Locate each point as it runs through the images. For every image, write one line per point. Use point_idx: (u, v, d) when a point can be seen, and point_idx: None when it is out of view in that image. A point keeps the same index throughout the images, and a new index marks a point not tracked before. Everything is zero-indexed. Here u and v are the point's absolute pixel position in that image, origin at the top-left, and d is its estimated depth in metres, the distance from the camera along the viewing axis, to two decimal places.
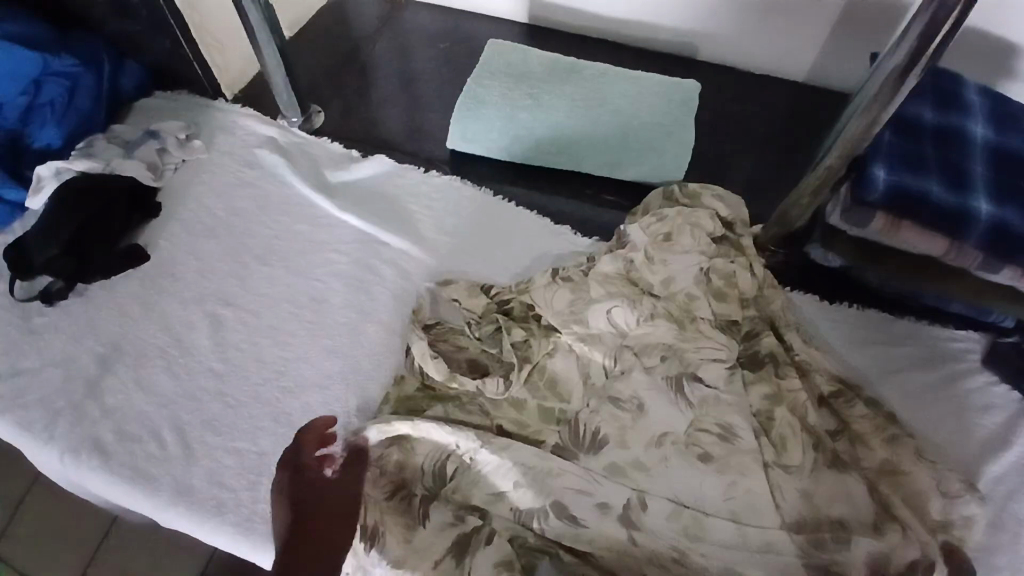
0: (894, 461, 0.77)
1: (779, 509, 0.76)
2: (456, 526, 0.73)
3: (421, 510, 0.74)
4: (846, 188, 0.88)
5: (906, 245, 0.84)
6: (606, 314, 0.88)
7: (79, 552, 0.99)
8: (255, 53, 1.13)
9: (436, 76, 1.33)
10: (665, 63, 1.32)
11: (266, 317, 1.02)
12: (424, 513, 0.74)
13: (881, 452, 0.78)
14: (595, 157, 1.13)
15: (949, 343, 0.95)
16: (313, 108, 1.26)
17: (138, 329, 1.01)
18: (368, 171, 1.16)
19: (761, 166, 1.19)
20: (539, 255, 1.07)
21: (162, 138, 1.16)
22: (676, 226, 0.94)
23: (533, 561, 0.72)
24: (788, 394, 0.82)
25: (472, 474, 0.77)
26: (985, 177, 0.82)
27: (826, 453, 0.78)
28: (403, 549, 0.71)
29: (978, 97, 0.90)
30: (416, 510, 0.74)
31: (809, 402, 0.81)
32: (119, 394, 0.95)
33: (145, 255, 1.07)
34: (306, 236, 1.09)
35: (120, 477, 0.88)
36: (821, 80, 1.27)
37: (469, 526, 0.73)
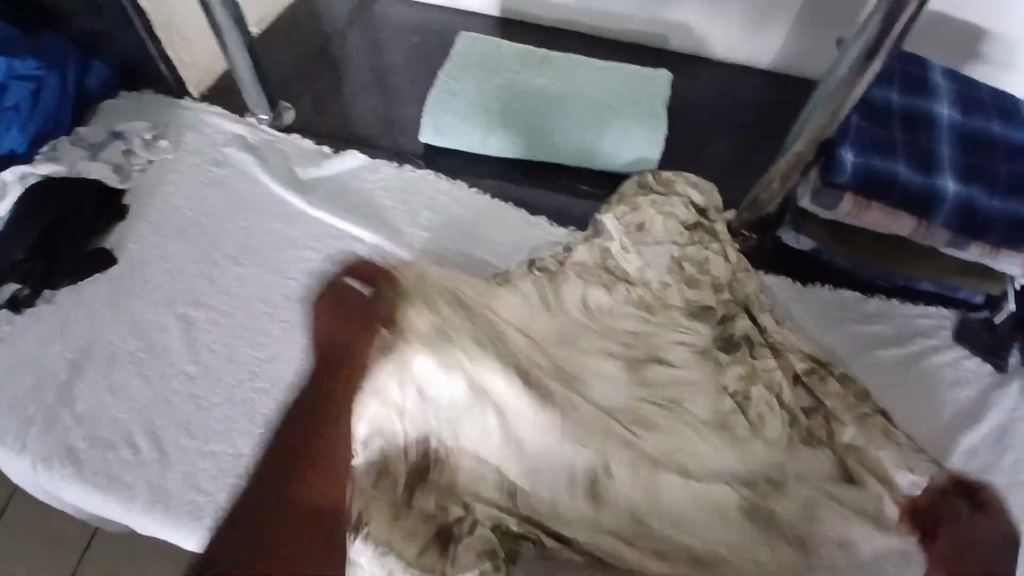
0: (864, 438, 0.79)
1: (756, 487, 0.77)
2: (439, 515, 0.71)
3: (404, 494, 0.72)
4: (814, 171, 0.91)
5: (872, 226, 0.89)
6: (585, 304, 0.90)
7: (62, 562, 1.02)
8: (222, 50, 1.16)
9: (409, 72, 1.34)
10: (639, 53, 1.32)
11: (240, 316, 1.03)
12: (408, 498, 0.72)
13: (853, 428, 0.80)
14: (571, 146, 1.15)
15: (921, 320, 0.99)
16: (283, 105, 1.27)
17: (109, 333, 1.02)
18: (341, 167, 1.17)
19: (735, 153, 1.19)
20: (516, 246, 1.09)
21: (128, 139, 1.18)
22: (649, 216, 0.96)
23: (516, 547, 0.71)
24: (762, 373, 0.85)
25: (454, 460, 0.76)
26: (945, 159, 0.89)
27: (802, 429, 0.81)
28: (387, 534, 0.68)
29: (943, 80, 0.96)
30: (400, 492, 0.72)
31: (784, 379, 0.84)
32: (90, 401, 0.96)
33: (114, 258, 1.09)
34: (279, 233, 1.10)
35: (94, 485, 0.89)
36: (792, 69, 1.27)
37: (452, 516, 0.71)
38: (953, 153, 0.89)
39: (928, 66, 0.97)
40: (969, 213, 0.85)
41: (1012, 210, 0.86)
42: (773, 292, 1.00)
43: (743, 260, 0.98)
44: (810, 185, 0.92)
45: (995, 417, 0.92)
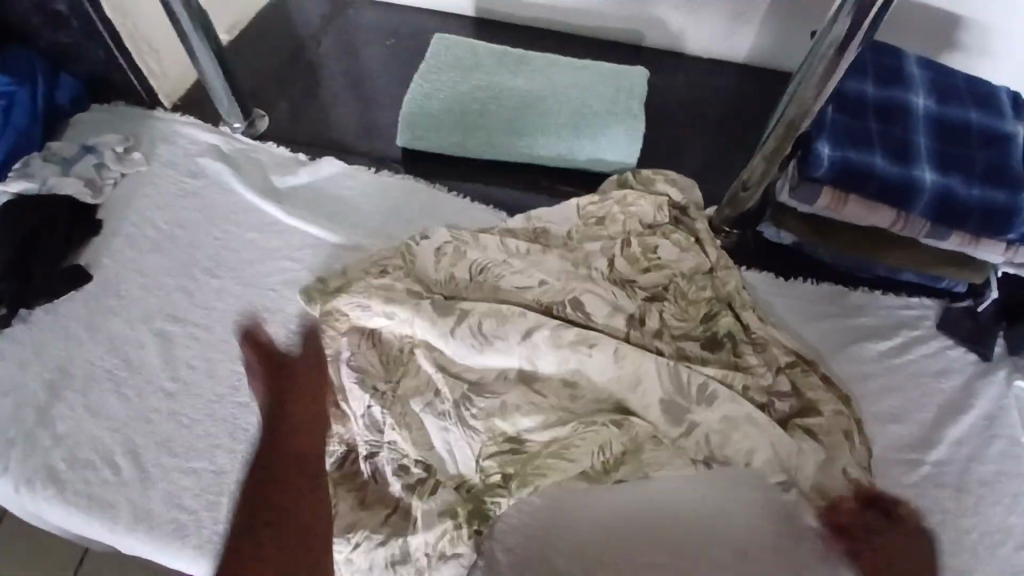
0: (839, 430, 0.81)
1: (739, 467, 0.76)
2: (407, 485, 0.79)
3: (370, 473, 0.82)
4: (792, 165, 0.91)
5: (852, 219, 0.89)
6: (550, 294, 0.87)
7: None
8: (192, 61, 1.15)
9: (384, 75, 1.32)
10: (615, 50, 1.31)
11: (218, 330, 1.01)
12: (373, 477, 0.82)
13: (826, 419, 0.82)
14: (548, 147, 1.14)
15: (904, 312, 0.98)
16: (257, 112, 1.26)
17: (86, 351, 1.01)
18: (317, 174, 1.16)
19: (714, 147, 1.19)
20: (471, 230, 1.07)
21: (99, 153, 1.16)
22: (611, 212, 0.98)
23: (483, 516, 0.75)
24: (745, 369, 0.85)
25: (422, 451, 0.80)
26: (922, 149, 0.88)
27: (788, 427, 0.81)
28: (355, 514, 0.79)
29: (918, 70, 0.96)
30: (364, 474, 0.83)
31: (767, 371, 0.85)
32: (68, 421, 0.95)
33: (89, 275, 1.07)
34: (256, 244, 1.09)
35: (73, 507, 0.88)
36: (769, 62, 1.27)
37: (414, 478, 0.79)
38: (930, 143, 0.89)
39: (903, 56, 0.97)
40: (948, 202, 0.84)
41: (993, 198, 0.85)
42: (754, 288, 0.99)
43: (723, 257, 0.97)
44: (788, 179, 0.91)
45: (979, 406, 0.91)
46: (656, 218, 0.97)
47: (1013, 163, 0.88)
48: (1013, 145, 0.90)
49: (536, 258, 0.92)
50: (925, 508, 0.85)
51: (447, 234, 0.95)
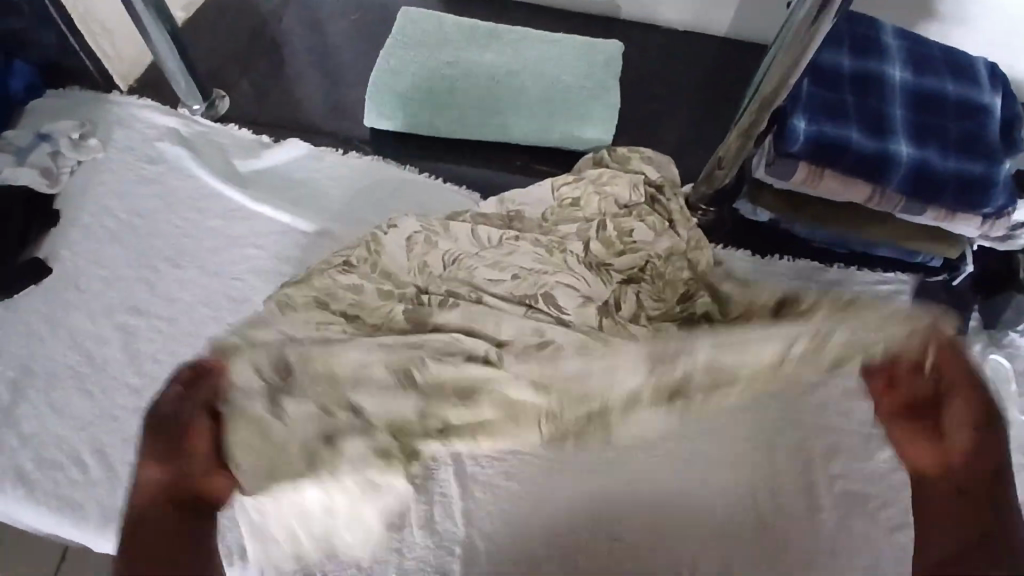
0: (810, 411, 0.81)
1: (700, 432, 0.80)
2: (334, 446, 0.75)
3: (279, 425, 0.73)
4: (768, 139, 0.88)
5: (828, 194, 0.87)
6: (525, 283, 0.85)
7: None
8: (145, 39, 1.09)
9: (351, 51, 1.27)
10: (588, 21, 1.27)
11: (182, 323, 0.99)
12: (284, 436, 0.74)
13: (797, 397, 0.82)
14: (520, 126, 1.11)
15: (879, 286, 0.98)
16: (217, 93, 1.21)
17: (48, 348, 0.98)
18: (281, 157, 1.12)
19: (690, 121, 1.16)
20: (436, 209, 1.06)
21: (54, 140, 1.11)
22: (586, 193, 0.97)
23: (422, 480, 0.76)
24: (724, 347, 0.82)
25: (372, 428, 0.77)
26: (898, 121, 0.86)
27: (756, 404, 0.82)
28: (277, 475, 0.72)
29: (896, 40, 0.94)
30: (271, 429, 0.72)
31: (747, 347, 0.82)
32: (33, 421, 0.92)
33: (48, 268, 1.03)
34: (220, 232, 1.05)
35: (42, 508, 0.86)
36: (746, 32, 1.23)
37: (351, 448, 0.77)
38: (907, 115, 0.87)
39: (881, 25, 0.94)
40: (924, 175, 0.83)
41: (966, 170, 0.84)
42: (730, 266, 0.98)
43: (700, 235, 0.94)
44: (764, 154, 0.89)
45: None
46: (632, 196, 0.95)
47: (990, 133, 0.87)
48: (990, 115, 0.89)
49: (511, 243, 0.91)
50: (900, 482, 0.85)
51: (416, 223, 0.92)
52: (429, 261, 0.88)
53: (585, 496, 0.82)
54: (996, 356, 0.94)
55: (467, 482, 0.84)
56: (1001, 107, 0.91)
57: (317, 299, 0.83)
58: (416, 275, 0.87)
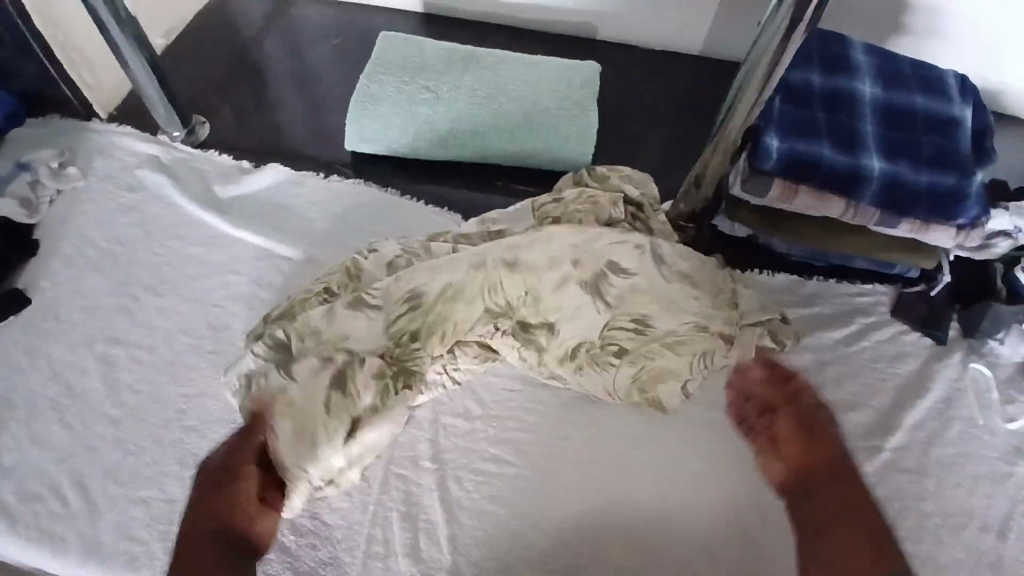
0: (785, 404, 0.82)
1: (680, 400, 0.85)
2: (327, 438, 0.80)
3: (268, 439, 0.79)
4: (743, 157, 0.89)
5: (803, 210, 0.88)
6: (516, 292, 0.81)
7: None
8: (124, 69, 1.10)
9: (331, 76, 1.28)
10: (566, 42, 1.29)
11: (163, 351, 0.98)
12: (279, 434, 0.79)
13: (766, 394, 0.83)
14: (499, 147, 1.12)
15: (860, 299, 0.98)
16: (198, 119, 1.21)
17: (26, 379, 0.96)
18: (261, 182, 1.12)
19: (667, 139, 1.17)
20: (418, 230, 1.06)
21: (34, 169, 1.11)
22: (566, 210, 0.95)
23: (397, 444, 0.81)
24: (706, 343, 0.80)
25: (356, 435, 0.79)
26: (870, 137, 0.88)
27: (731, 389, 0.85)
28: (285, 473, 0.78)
29: (865, 57, 0.95)
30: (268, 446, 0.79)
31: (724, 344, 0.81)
32: (11, 454, 0.91)
33: (27, 298, 1.02)
34: (201, 259, 1.05)
35: (21, 544, 0.84)
36: (722, 52, 1.25)
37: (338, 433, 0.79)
38: (878, 130, 0.88)
39: (851, 42, 0.96)
40: (897, 189, 0.84)
41: (938, 183, 0.85)
42: None
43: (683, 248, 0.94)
44: (739, 172, 0.90)
45: (937, 389, 0.92)
46: (612, 214, 0.94)
47: (960, 146, 0.89)
48: (960, 129, 0.90)
49: None
50: (886, 495, 0.85)
51: (396, 246, 0.90)
52: (402, 281, 0.82)
53: (577, 516, 0.83)
54: (977, 366, 0.94)
55: (452, 506, 0.83)
56: (971, 121, 0.92)
57: (289, 336, 0.81)
58: None
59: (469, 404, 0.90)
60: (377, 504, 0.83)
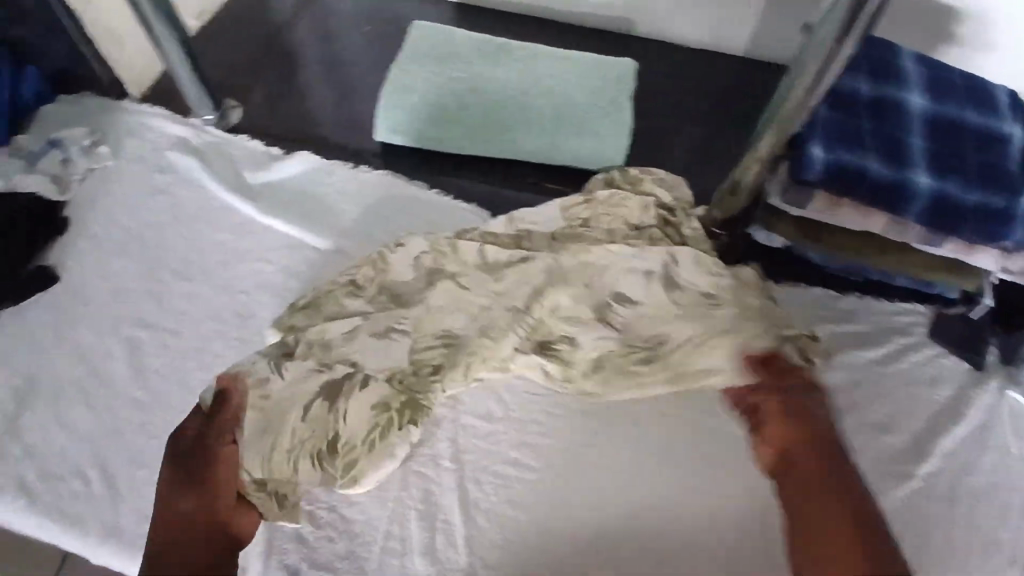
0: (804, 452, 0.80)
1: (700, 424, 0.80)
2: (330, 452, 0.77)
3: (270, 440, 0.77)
4: (784, 166, 0.87)
5: (844, 222, 0.86)
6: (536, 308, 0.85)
7: None
8: (157, 50, 1.09)
9: (363, 64, 1.27)
10: (603, 38, 1.26)
11: (189, 337, 0.98)
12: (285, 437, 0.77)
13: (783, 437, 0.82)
14: (531, 143, 1.09)
15: (896, 317, 0.96)
16: (229, 104, 1.20)
17: (53, 358, 0.97)
18: (289, 170, 1.11)
19: (703, 142, 1.15)
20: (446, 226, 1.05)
21: (65, 147, 1.11)
22: (594, 214, 0.94)
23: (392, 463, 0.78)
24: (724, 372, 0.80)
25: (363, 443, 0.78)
26: (917, 150, 0.85)
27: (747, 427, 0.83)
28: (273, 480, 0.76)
29: (914, 66, 0.92)
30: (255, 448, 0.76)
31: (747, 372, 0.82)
32: (36, 433, 0.92)
33: (55, 277, 1.03)
34: (229, 245, 1.05)
35: (44, 522, 0.85)
36: (763, 53, 1.22)
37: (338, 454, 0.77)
38: (926, 144, 0.86)
39: (900, 51, 0.93)
40: (943, 205, 0.82)
41: (987, 201, 0.83)
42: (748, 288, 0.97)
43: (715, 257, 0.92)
44: (779, 181, 0.87)
45: (973, 415, 0.90)
46: (643, 218, 0.93)
47: (1010, 163, 0.86)
48: (1010, 146, 0.87)
49: (517, 265, 0.88)
50: (914, 522, 0.83)
51: (425, 244, 0.91)
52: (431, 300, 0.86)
53: (600, 523, 0.82)
54: (1014, 393, 0.92)
55: (469, 506, 0.82)
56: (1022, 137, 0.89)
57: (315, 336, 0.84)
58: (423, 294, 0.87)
59: (491, 404, 0.89)
60: (395, 501, 0.83)
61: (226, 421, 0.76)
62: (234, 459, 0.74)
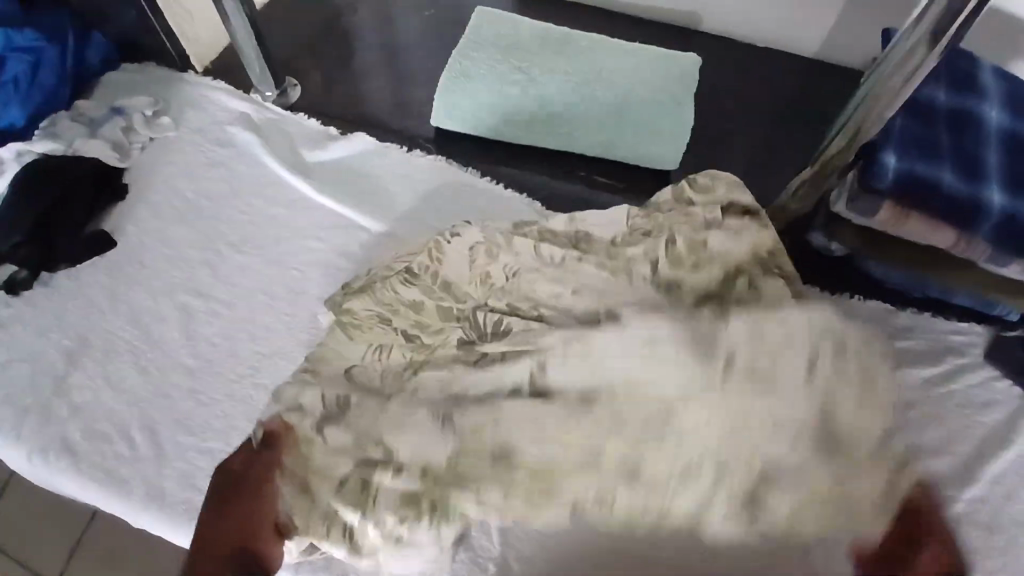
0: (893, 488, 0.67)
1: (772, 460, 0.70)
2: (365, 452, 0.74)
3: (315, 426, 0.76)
4: (851, 174, 0.85)
5: (911, 236, 0.83)
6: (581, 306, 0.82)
7: (66, 544, 1.00)
8: (225, 24, 1.11)
9: (423, 48, 1.27)
10: (666, 34, 1.24)
11: (239, 308, 0.99)
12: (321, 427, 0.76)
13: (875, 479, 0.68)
14: (587, 136, 1.08)
15: (952, 336, 0.93)
16: (289, 81, 1.22)
17: (106, 320, 0.99)
18: (346, 150, 1.12)
19: (763, 146, 1.12)
20: (497, 215, 1.05)
21: (128, 115, 1.14)
22: (656, 224, 0.90)
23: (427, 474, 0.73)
24: None
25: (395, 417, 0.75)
26: (993, 166, 0.82)
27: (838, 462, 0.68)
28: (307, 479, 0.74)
29: (994, 79, 0.89)
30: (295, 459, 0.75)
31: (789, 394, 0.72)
32: (85, 391, 0.94)
33: (112, 240, 1.05)
34: (281, 221, 1.06)
35: (90, 479, 0.87)
36: (831, 58, 1.19)
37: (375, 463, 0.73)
38: (1003, 160, 0.83)
39: (981, 62, 0.89)
40: (1018, 225, 0.79)
41: None
42: None
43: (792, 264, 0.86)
44: (845, 188, 0.85)
45: None
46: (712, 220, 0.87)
47: None
48: None
49: (574, 262, 0.87)
50: None
51: (480, 235, 0.92)
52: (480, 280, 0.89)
53: None
54: None
55: None
56: None
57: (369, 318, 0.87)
58: (476, 287, 0.89)
59: None
60: None
61: (271, 456, 0.75)
62: (270, 501, 0.72)
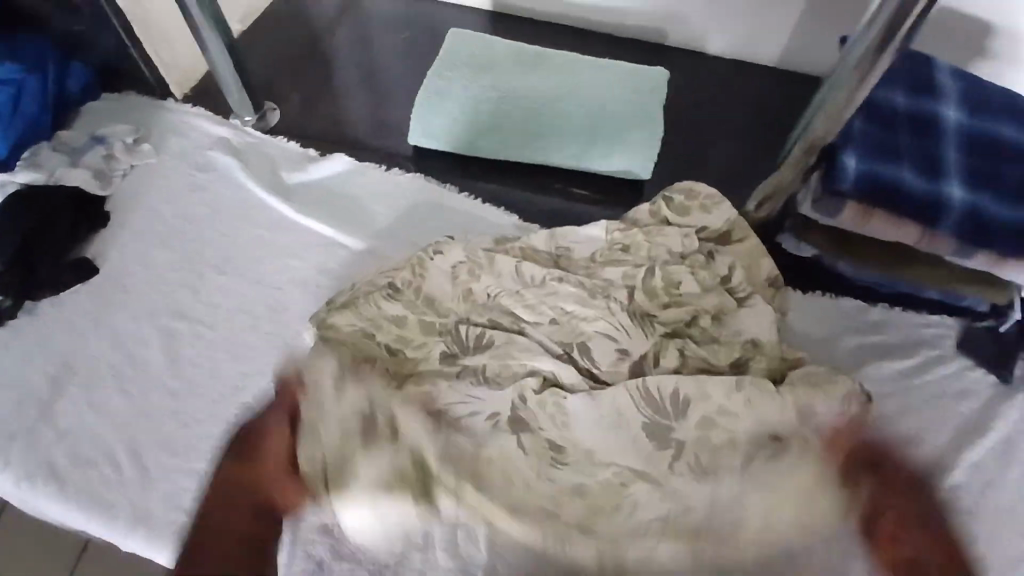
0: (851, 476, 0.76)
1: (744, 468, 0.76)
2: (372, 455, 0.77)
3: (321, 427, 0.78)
4: (816, 176, 0.88)
5: (875, 234, 0.85)
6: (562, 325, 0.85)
7: None
8: (203, 52, 1.13)
9: (399, 69, 1.29)
10: (635, 48, 1.28)
11: (223, 328, 1.00)
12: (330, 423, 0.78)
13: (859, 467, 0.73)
14: (562, 149, 1.11)
15: (925, 328, 0.95)
16: (268, 105, 1.24)
17: (89, 345, 1.00)
18: (327, 170, 1.13)
19: (734, 153, 1.16)
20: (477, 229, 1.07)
21: (109, 143, 1.15)
22: (635, 241, 0.95)
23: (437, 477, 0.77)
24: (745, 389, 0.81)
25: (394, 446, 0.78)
26: (952, 164, 0.85)
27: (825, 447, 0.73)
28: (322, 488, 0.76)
29: (951, 80, 0.92)
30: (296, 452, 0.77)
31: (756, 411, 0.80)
32: (70, 416, 0.94)
33: (95, 267, 1.06)
34: (264, 241, 1.07)
35: (75, 504, 0.87)
36: (795, 67, 1.23)
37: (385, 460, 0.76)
38: (961, 158, 0.86)
39: (937, 64, 0.93)
40: (978, 221, 0.82)
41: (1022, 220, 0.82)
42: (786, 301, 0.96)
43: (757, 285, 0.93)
44: (811, 190, 0.88)
45: (999, 430, 0.89)
46: (686, 246, 0.93)
47: None
48: None
49: (554, 283, 0.91)
50: None
51: (463, 255, 0.95)
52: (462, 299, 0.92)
53: None
54: None
55: None
56: None
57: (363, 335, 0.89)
58: (460, 303, 0.92)
59: None
60: None
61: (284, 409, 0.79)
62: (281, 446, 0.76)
